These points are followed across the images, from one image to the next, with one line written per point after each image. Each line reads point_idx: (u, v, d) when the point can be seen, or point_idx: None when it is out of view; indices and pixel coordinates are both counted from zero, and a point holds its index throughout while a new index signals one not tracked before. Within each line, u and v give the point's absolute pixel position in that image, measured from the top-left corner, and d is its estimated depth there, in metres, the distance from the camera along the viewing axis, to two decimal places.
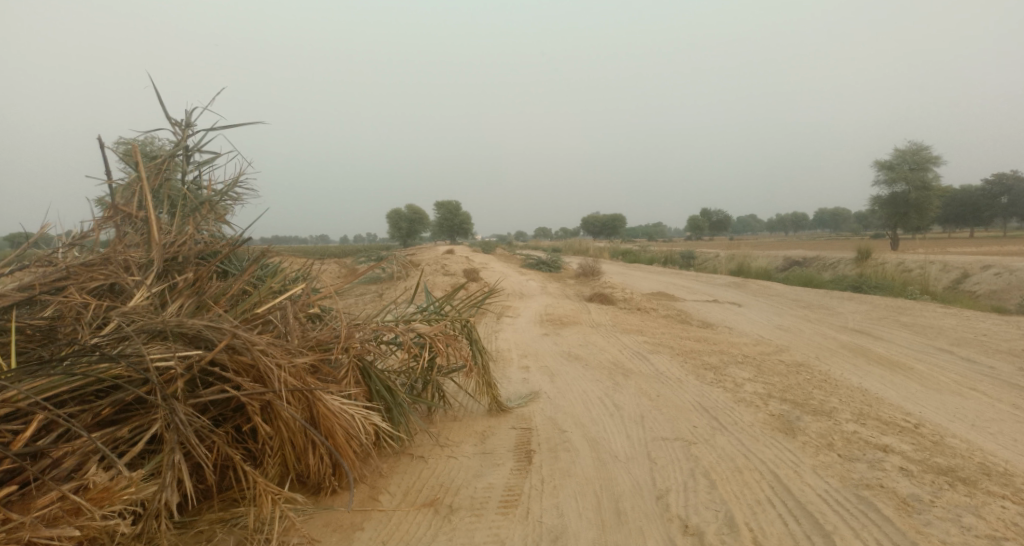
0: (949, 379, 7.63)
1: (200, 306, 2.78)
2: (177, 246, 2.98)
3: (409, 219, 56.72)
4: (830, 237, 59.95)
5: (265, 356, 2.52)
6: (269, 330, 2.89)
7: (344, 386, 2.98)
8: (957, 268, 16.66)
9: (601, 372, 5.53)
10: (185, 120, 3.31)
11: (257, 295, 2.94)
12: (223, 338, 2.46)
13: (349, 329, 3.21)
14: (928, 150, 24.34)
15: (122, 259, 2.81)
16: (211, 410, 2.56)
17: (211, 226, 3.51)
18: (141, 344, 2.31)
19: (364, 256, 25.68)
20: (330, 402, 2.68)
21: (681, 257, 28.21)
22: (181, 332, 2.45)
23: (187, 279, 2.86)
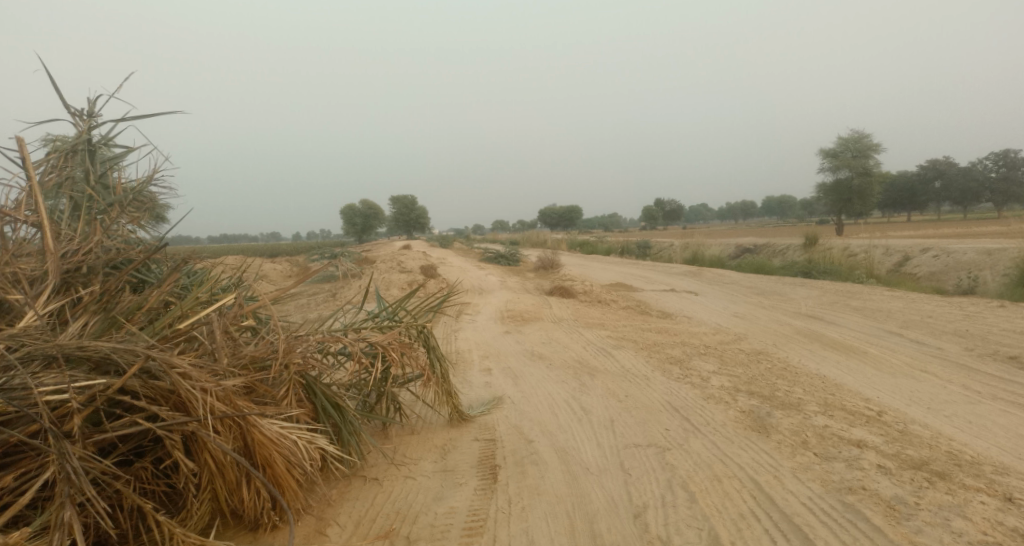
0: (901, 362, 7.92)
1: (110, 325, 2.25)
2: (81, 255, 2.42)
3: (364, 215, 55.25)
4: (778, 223, 62.50)
5: (188, 380, 2.00)
6: (194, 349, 2.38)
7: (284, 407, 2.55)
8: (898, 252, 17.50)
9: (567, 372, 5.31)
10: (88, 110, 2.74)
11: (180, 307, 2.42)
12: (136, 362, 1.90)
13: (290, 342, 2.77)
14: (869, 138, 25.50)
15: (8, 273, 2.25)
16: (119, 448, 1.96)
17: (125, 230, 2.98)
18: (28, 374, 1.72)
19: (315, 254, 24.70)
20: (267, 428, 2.19)
21: (638, 247, 28.56)
22: (82, 356, 1.87)
23: (93, 292, 2.32)
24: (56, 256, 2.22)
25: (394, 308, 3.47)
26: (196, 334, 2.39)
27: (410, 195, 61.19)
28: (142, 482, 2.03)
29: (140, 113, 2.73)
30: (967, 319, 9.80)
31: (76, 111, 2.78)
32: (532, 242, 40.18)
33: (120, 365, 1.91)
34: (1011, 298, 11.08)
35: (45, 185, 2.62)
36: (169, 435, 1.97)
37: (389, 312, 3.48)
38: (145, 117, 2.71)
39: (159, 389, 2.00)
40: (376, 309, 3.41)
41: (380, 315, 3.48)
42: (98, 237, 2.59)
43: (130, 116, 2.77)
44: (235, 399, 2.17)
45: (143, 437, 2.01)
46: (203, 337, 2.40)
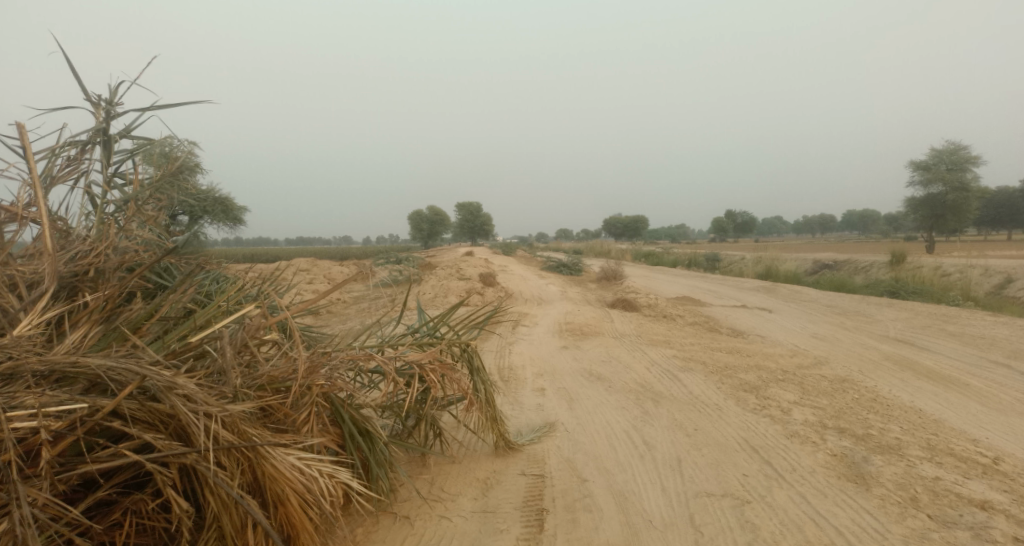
0: (1016, 398, 6.77)
1: (114, 335, 2.26)
2: (94, 258, 2.43)
3: (429, 221, 56.56)
4: (857, 238, 57.89)
5: (189, 404, 1.99)
6: (205, 365, 2.38)
7: (303, 435, 2.52)
8: (1001, 273, 15.41)
9: (628, 397, 4.89)
10: (107, 98, 2.73)
11: (192, 319, 2.43)
12: (131, 381, 1.90)
13: (312, 358, 2.68)
14: (967, 148, 22.96)
15: (11, 274, 2.23)
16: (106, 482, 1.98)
17: (141, 232, 2.95)
18: (19, 389, 1.74)
19: (382, 258, 25.39)
20: (278, 462, 2.18)
21: (704, 260, 27.19)
22: (79, 374, 1.89)
23: (100, 298, 2.30)
24: (54, 260, 2.15)
25: (435, 323, 3.26)
26: (207, 349, 2.38)
27: (473, 203, 62.09)
28: (141, 516, 2.04)
29: (157, 106, 2.69)
30: None
31: (92, 104, 2.76)
32: (593, 253, 39.41)
33: (115, 384, 1.91)
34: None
35: (57, 178, 2.59)
36: (163, 468, 1.97)
37: (430, 328, 3.27)
38: (159, 109, 2.66)
39: (159, 413, 2.02)
40: (415, 325, 3.22)
41: (420, 331, 3.29)
42: (109, 240, 2.56)
43: (146, 107, 2.73)
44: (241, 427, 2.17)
45: (136, 469, 2.02)
46: (213, 353, 2.38)
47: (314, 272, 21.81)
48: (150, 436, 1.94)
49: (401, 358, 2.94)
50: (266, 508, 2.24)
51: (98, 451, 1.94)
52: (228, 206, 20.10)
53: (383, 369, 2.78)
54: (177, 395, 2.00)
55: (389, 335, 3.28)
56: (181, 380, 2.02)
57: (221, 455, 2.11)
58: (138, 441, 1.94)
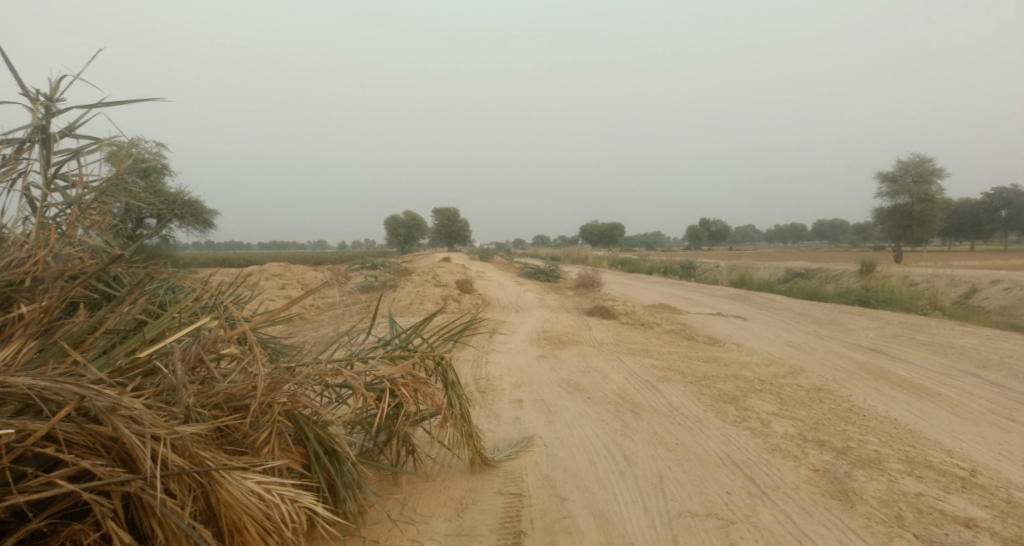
0: (984, 407, 6.92)
1: (51, 351, 2.05)
2: (32, 265, 2.20)
3: (407, 226, 56.00)
4: (826, 248, 59.58)
5: (135, 427, 1.81)
6: (154, 383, 2.19)
7: (263, 457, 2.33)
8: (965, 283, 15.93)
9: (607, 409, 4.78)
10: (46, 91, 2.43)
11: (142, 333, 2.23)
12: (68, 402, 1.71)
13: (275, 374, 2.50)
14: (931, 161, 23.81)
15: None
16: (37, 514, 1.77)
17: (87, 238, 2.70)
18: None
19: (357, 263, 24.92)
20: (234, 488, 2.00)
21: (680, 267, 27.50)
22: (7, 394, 1.69)
23: (38, 311, 2.05)
24: None
25: (409, 335, 3.09)
26: (157, 365, 2.19)
27: (451, 209, 61.76)
28: None
29: (101, 101, 2.36)
30: None
31: (30, 100, 2.51)
32: (571, 260, 39.50)
33: (49, 405, 1.72)
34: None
35: None
36: (103, 499, 1.77)
37: (403, 339, 3.10)
38: (103, 104, 2.33)
39: (101, 436, 1.83)
40: (388, 337, 3.04)
41: (393, 343, 3.11)
42: (48, 247, 2.31)
43: (91, 102, 2.41)
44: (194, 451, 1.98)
45: (73, 499, 1.81)
46: (165, 369, 2.19)
47: (286, 277, 21.24)
48: (89, 463, 1.75)
49: (373, 373, 2.76)
50: (222, 537, 2.05)
51: (28, 479, 1.73)
52: (197, 209, 19.51)
53: (352, 384, 2.59)
54: (121, 416, 1.82)
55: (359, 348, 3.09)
56: (126, 400, 1.84)
57: (171, 482, 1.93)
58: (75, 469, 1.73)
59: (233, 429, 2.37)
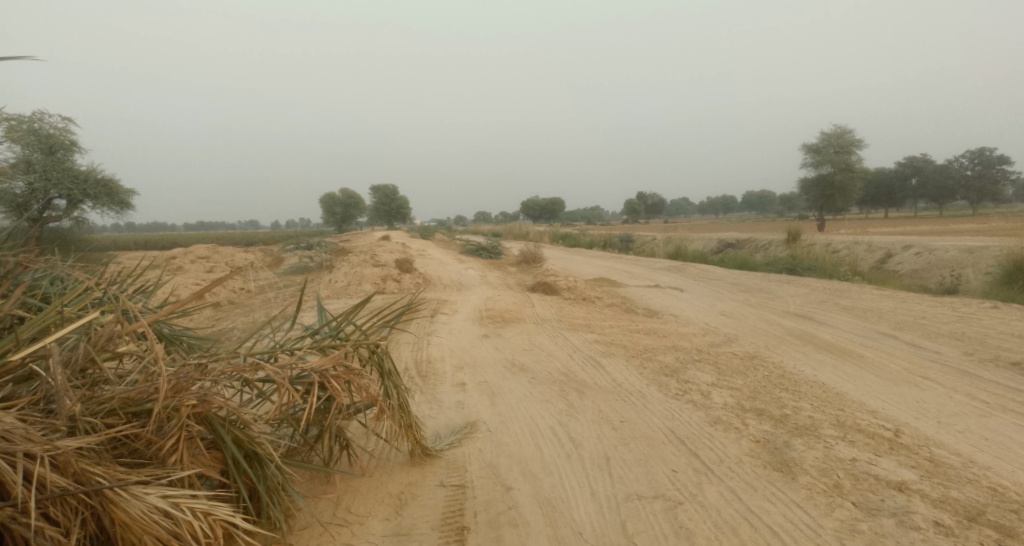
0: (900, 367, 7.46)
1: None
2: None
3: (344, 203, 53.79)
4: (756, 219, 62.98)
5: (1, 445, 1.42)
6: (27, 390, 1.71)
7: (172, 468, 1.89)
8: (880, 249, 17.21)
9: (551, 388, 4.65)
10: None
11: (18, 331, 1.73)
12: None
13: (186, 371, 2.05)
14: (852, 133, 25.28)
15: None
16: None
17: None
18: None
19: (290, 243, 23.65)
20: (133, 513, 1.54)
21: (621, 240, 28.12)
22: None
23: None
24: None
25: (340, 323, 2.75)
26: (33, 370, 1.73)
27: (390, 184, 59.78)
28: None
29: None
30: (960, 320, 9.43)
31: None
32: (514, 234, 39.46)
33: None
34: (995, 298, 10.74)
35: None
36: None
37: (334, 327, 2.76)
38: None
39: None
40: (316, 326, 2.68)
41: (322, 332, 2.75)
42: None
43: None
44: (81, 469, 1.55)
45: None
46: (44, 374, 1.73)
47: (212, 260, 19.80)
48: None
49: (298, 365, 2.41)
50: None
51: None
52: (112, 188, 17.63)
53: (274, 380, 2.23)
54: None
55: (283, 339, 2.71)
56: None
57: (53, 508, 1.51)
58: None
59: (130, 440, 1.92)
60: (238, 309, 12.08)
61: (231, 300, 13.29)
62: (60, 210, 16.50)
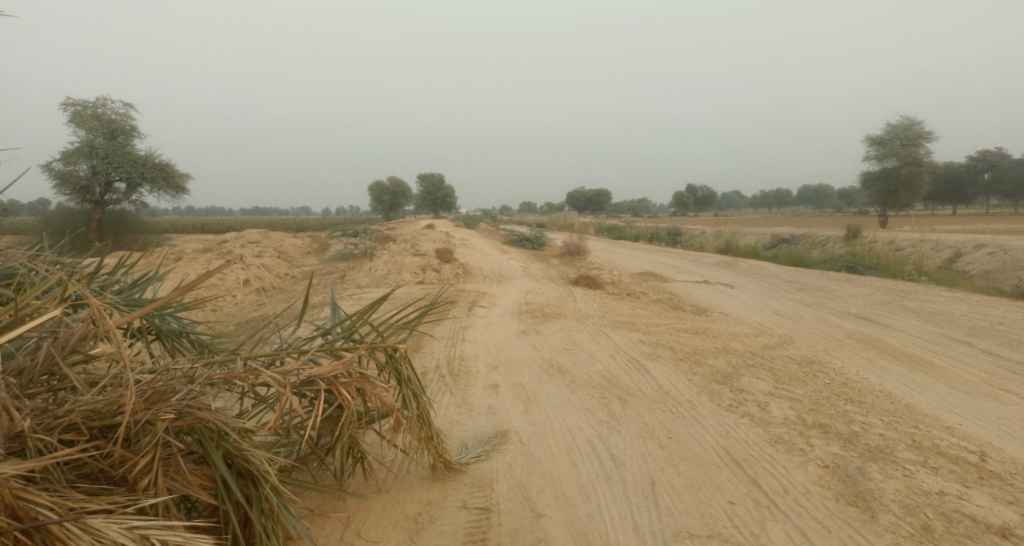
0: (976, 377, 6.45)
1: None
2: None
3: (391, 192, 54.74)
4: (812, 214, 59.67)
5: None
6: None
7: (139, 492, 1.82)
8: (950, 247, 15.73)
9: (591, 394, 4.34)
10: None
11: None
12: None
13: (167, 380, 1.97)
14: (920, 124, 23.30)
15: None
16: None
17: None
18: None
19: (338, 231, 24.21)
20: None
21: (666, 233, 27.18)
22: None
23: None
24: None
25: (351, 323, 2.51)
26: None
27: (434, 174, 60.52)
28: None
29: None
30: None
31: None
32: (557, 226, 39.04)
33: None
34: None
35: None
36: None
37: (345, 328, 2.54)
38: None
39: None
40: (326, 326, 2.46)
41: (334, 333, 2.54)
42: None
43: None
44: (28, 499, 1.42)
45: None
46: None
47: (263, 245, 20.56)
48: None
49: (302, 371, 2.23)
50: None
51: None
52: (169, 172, 18.39)
53: (271, 389, 2.06)
54: None
55: (291, 341, 2.54)
56: None
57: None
58: None
59: (99, 457, 1.82)
60: (285, 296, 12.44)
61: (277, 285, 13.71)
62: (122, 193, 17.55)
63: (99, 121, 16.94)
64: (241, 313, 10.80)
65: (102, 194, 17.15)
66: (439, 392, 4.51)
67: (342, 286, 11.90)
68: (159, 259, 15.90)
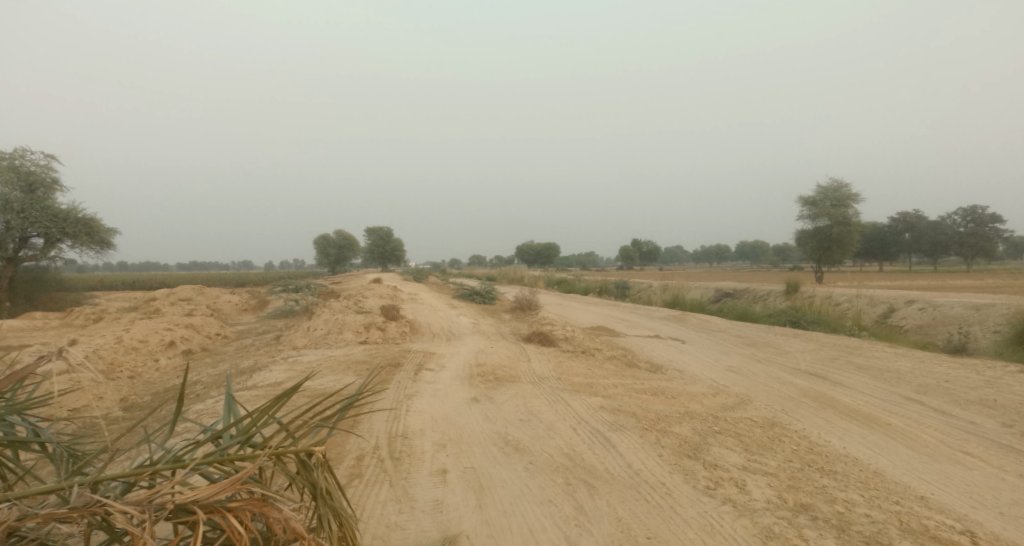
0: (935, 438, 6.34)
1: None
2: None
3: (338, 246, 53.26)
4: (750, 269, 62.96)
5: None
6: None
7: None
8: (884, 303, 16.52)
9: (553, 480, 3.78)
10: None
11: None
12: None
13: None
14: (848, 186, 25.25)
15: None
16: None
17: None
18: None
19: (278, 286, 22.83)
20: None
21: (615, 287, 27.50)
22: None
23: None
24: None
25: (250, 424, 1.95)
26: None
27: (384, 228, 59.85)
28: None
29: None
30: (991, 386, 8.16)
31: None
32: (507, 280, 38.90)
33: None
34: (1013, 359, 9.77)
35: None
36: None
37: (242, 431, 1.97)
38: None
39: None
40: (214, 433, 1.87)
41: (226, 440, 1.96)
42: None
43: None
44: None
45: None
46: None
47: (195, 302, 19.01)
48: None
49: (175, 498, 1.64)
50: None
51: None
52: (92, 226, 16.82)
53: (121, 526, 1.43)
54: None
55: (163, 455, 1.91)
56: None
57: None
58: None
59: None
60: (212, 358, 11.23)
61: (205, 346, 12.42)
62: (39, 249, 15.89)
63: (17, 173, 15.60)
64: (158, 382, 9.57)
65: (16, 250, 15.35)
66: (376, 486, 3.83)
67: (277, 348, 10.89)
68: (74, 321, 14.26)
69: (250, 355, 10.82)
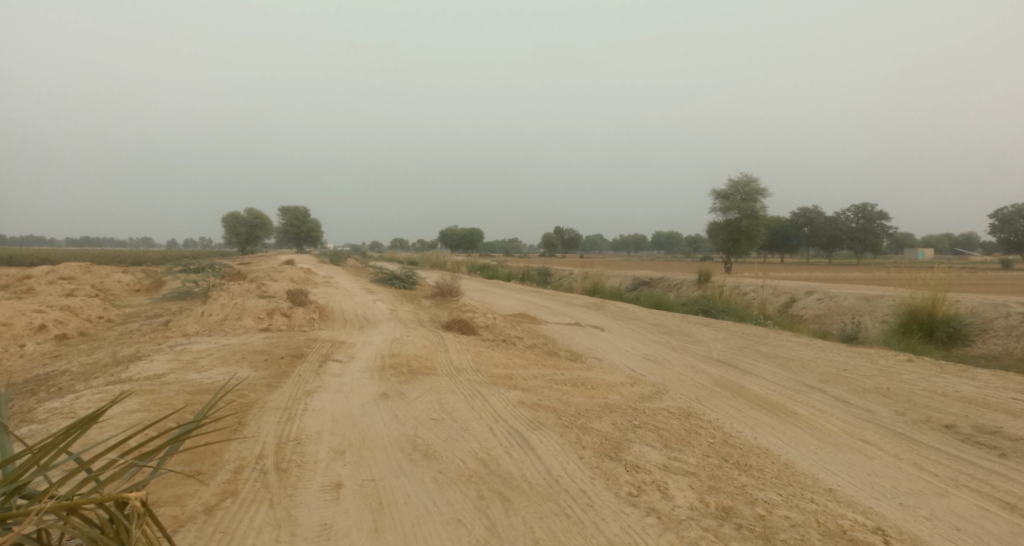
0: (836, 427, 6.66)
1: None
2: None
3: (248, 223, 49.25)
4: (667, 259, 66.23)
5: None
6: None
7: None
8: (785, 294, 17.74)
9: (464, 494, 3.34)
10: None
11: None
12: None
13: None
14: (757, 182, 26.86)
15: None
16: None
17: None
18: None
19: (173, 266, 20.44)
20: None
21: (538, 274, 27.57)
22: None
23: None
24: None
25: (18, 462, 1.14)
26: None
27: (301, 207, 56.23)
28: None
29: None
30: (881, 375, 8.80)
31: None
32: (431, 264, 37.92)
33: None
34: (895, 347, 10.71)
35: None
36: None
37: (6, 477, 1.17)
38: None
39: None
40: None
41: None
42: None
43: None
44: None
45: None
46: None
47: (75, 279, 16.56)
48: None
49: None
50: None
51: None
52: None
53: None
54: None
55: None
56: None
57: None
58: None
59: None
60: (89, 344, 9.63)
61: (83, 330, 10.64)
62: None
63: None
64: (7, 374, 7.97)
65: None
66: (252, 506, 3.16)
67: (163, 334, 9.54)
68: None
69: (132, 342, 9.40)
